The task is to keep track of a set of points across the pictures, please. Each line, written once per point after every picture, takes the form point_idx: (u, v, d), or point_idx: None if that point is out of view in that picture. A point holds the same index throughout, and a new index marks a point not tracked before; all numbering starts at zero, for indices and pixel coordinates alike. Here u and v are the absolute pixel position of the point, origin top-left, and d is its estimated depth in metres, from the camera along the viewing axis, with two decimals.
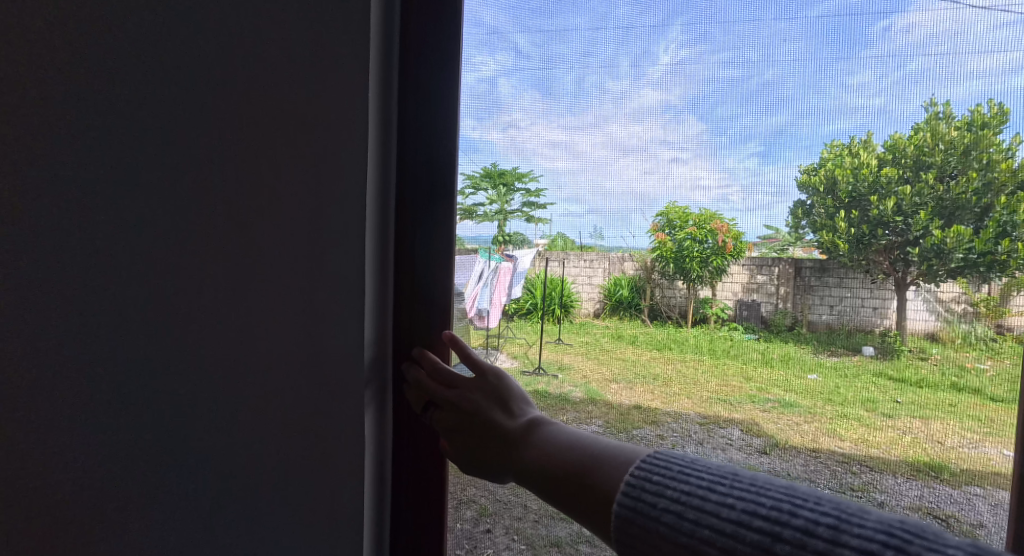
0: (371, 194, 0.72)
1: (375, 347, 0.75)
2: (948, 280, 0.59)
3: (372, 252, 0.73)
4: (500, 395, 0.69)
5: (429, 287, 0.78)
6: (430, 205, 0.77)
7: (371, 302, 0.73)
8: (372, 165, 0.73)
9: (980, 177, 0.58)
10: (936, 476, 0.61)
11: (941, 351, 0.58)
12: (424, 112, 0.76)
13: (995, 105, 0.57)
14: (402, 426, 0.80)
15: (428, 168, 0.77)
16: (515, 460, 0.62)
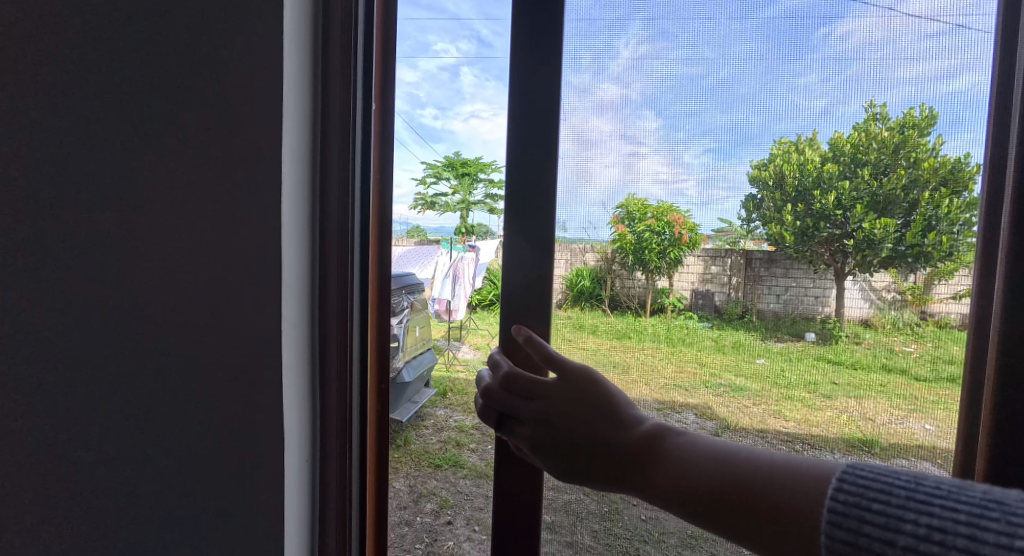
0: (292, 193, 0.73)
1: (294, 348, 0.76)
2: (879, 270, 0.64)
3: (292, 250, 0.74)
4: (600, 403, 0.62)
5: (363, 285, 0.80)
6: (365, 205, 0.80)
7: (292, 299, 0.74)
8: (290, 156, 0.72)
9: (908, 174, 0.63)
10: (868, 451, 0.66)
11: (873, 336, 0.64)
12: (358, 114, 0.78)
13: (924, 108, 0.62)
14: (331, 429, 0.80)
15: (363, 169, 0.79)
16: (645, 479, 0.57)
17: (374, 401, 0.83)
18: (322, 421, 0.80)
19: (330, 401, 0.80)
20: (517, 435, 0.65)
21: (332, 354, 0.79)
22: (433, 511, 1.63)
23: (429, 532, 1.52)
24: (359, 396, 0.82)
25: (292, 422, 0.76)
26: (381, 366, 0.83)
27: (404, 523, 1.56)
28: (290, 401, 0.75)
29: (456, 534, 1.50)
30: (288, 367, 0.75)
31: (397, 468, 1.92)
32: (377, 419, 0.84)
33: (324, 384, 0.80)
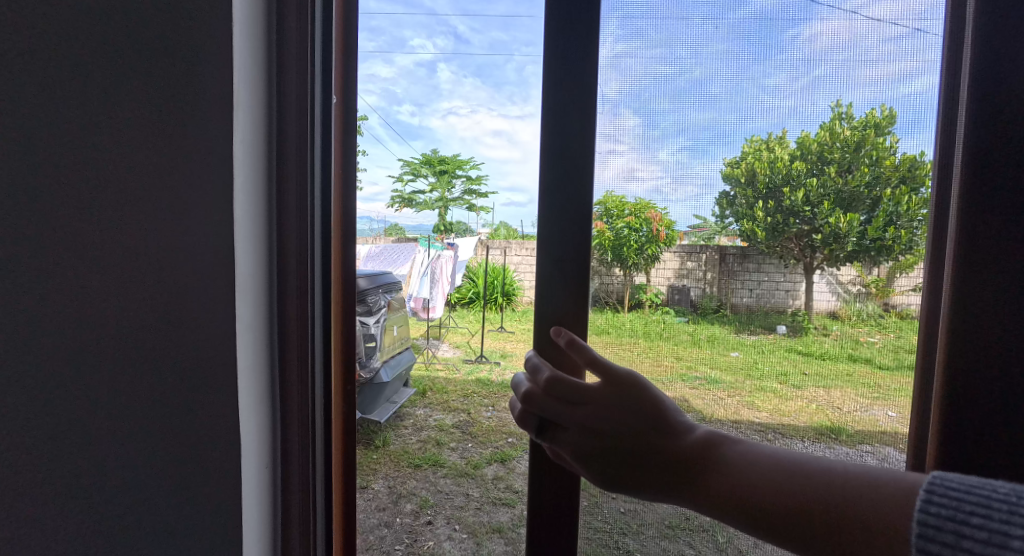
0: (249, 201, 0.77)
1: (252, 349, 0.79)
2: (846, 264, 0.66)
3: (248, 257, 0.77)
4: (648, 408, 0.61)
5: (324, 289, 0.85)
6: (325, 213, 0.84)
7: (249, 303, 0.78)
8: (245, 170, 0.76)
9: (870, 171, 0.65)
10: (836, 438, 0.68)
11: (840, 327, 0.66)
12: (316, 125, 0.81)
13: (884, 109, 0.64)
14: (293, 428, 0.84)
15: (322, 179, 0.83)
16: (704, 488, 0.56)
17: (336, 396, 0.89)
18: (283, 420, 0.84)
19: (291, 401, 0.83)
20: (559, 442, 0.63)
21: (294, 356, 0.83)
22: (412, 512, 1.64)
23: (410, 532, 1.53)
24: (321, 395, 0.86)
25: (252, 420, 0.80)
26: (342, 364, 0.90)
27: (384, 525, 1.57)
28: (249, 403, 0.79)
29: (435, 533, 1.53)
30: (246, 370, 0.78)
31: (377, 469, 1.92)
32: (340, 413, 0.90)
33: (285, 384, 0.83)
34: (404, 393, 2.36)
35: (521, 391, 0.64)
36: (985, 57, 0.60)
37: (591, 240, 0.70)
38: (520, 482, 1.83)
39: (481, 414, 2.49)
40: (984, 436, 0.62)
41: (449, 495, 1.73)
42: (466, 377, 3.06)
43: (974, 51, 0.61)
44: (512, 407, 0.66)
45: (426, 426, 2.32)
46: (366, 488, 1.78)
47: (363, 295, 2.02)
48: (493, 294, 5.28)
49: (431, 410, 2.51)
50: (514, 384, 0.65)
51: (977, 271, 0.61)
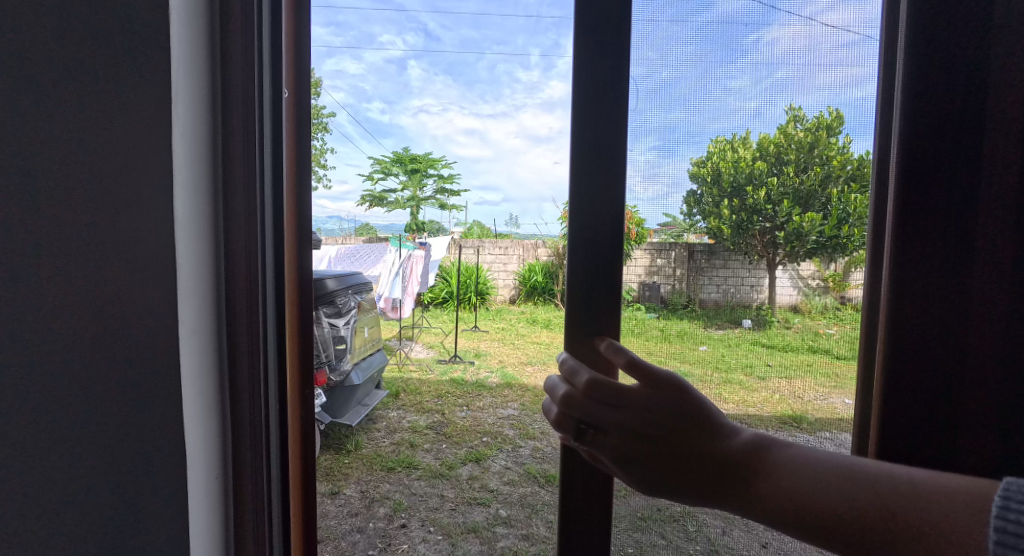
0: (189, 193, 0.70)
1: (196, 353, 0.71)
2: (806, 260, 0.69)
3: (190, 255, 0.70)
4: (692, 410, 0.60)
5: (277, 290, 0.78)
6: (278, 208, 0.77)
7: (191, 305, 0.71)
8: (182, 158, 0.69)
9: (823, 170, 0.68)
10: (797, 426, 0.71)
11: (801, 320, 0.69)
12: (265, 114, 0.75)
13: (832, 111, 0.68)
14: (245, 441, 0.76)
15: (274, 172, 0.77)
16: (753, 491, 0.56)
17: (293, 402, 0.83)
18: (233, 432, 0.75)
19: (242, 412, 0.75)
20: (599, 446, 0.60)
21: (244, 363, 0.75)
22: (386, 515, 1.62)
23: (383, 537, 1.52)
24: (277, 402, 0.79)
25: (196, 433, 0.72)
26: (299, 368, 0.84)
27: (356, 530, 1.55)
28: (194, 414, 0.72)
29: (409, 536, 1.52)
30: (188, 378, 0.71)
31: (349, 474, 1.89)
32: (297, 421, 0.84)
33: (234, 393, 0.75)
34: (377, 395, 2.33)
35: (560, 396, 0.61)
36: (916, 65, 0.63)
37: (607, 238, 0.68)
38: (494, 481, 1.83)
39: (455, 414, 2.48)
40: (926, 426, 0.65)
41: (422, 498, 1.72)
42: (439, 378, 3.05)
43: (906, 60, 0.64)
44: (548, 412, 0.63)
45: (400, 428, 2.30)
46: (338, 494, 1.75)
47: (333, 297, 1.98)
48: (466, 294, 5.27)
49: (404, 412, 2.50)
50: (550, 387, 0.63)
51: (915, 268, 0.64)
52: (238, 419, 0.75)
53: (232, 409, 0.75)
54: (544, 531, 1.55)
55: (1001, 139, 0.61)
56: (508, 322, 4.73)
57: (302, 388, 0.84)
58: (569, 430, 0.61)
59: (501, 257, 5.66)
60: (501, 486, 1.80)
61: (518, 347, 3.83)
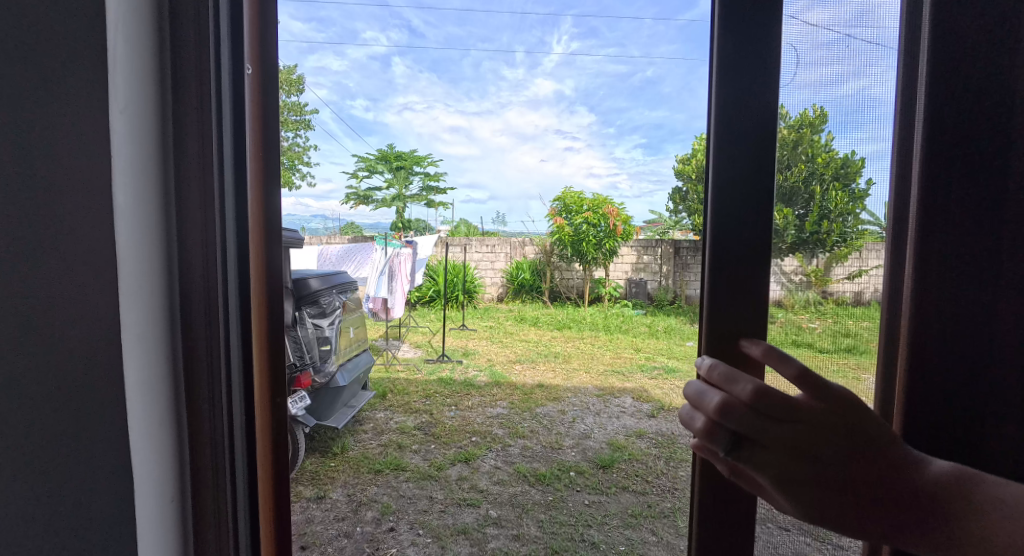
0: (131, 170, 0.54)
1: (145, 370, 0.55)
2: (789, 255, 0.59)
3: (132, 247, 0.54)
4: (874, 433, 0.50)
5: (244, 295, 0.59)
6: (242, 187, 0.58)
7: (135, 309, 0.54)
8: (125, 123, 0.53)
9: (807, 169, 0.59)
10: None
11: (785, 315, 0.59)
12: (224, 70, 0.57)
13: (816, 109, 0.58)
14: (206, 467, 0.59)
15: (235, 145, 0.58)
16: (951, 532, 0.46)
17: (262, 422, 0.62)
18: (191, 459, 0.59)
19: (200, 431, 0.58)
20: (756, 463, 0.50)
21: (201, 376, 0.58)
22: (374, 519, 1.62)
23: (371, 541, 1.51)
24: (242, 421, 0.60)
25: (143, 457, 0.56)
26: (272, 381, 0.64)
27: (343, 535, 1.54)
28: (146, 445, 0.56)
29: (398, 540, 1.51)
30: (139, 401, 0.55)
31: (336, 477, 1.88)
32: (270, 445, 0.64)
33: (191, 411, 0.58)
34: (363, 395, 2.31)
35: (713, 405, 0.51)
36: None
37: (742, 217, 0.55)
38: (484, 481, 1.84)
39: (444, 414, 2.48)
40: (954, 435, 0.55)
41: (411, 500, 1.72)
42: (427, 377, 3.04)
43: None
44: (693, 423, 0.52)
45: (387, 430, 2.29)
46: (324, 498, 1.74)
47: (316, 297, 1.97)
48: (454, 293, 5.26)
49: (391, 413, 2.49)
50: (695, 395, 0.53)
51: (936, 271, 0.54)
52: (198, 452, 0.58)
53: (193, 440, 0.58)
54: (534, 530, 1.55)
55: (964, 141, 0.53)
56: (496, 321, 4.73)
57: (274, 400, 0.64)
58: (717, 443, 0.51)
59: (488, 255, 5.66)
60: (491, 486, 1.80)
61: (506, 345, 3.83)
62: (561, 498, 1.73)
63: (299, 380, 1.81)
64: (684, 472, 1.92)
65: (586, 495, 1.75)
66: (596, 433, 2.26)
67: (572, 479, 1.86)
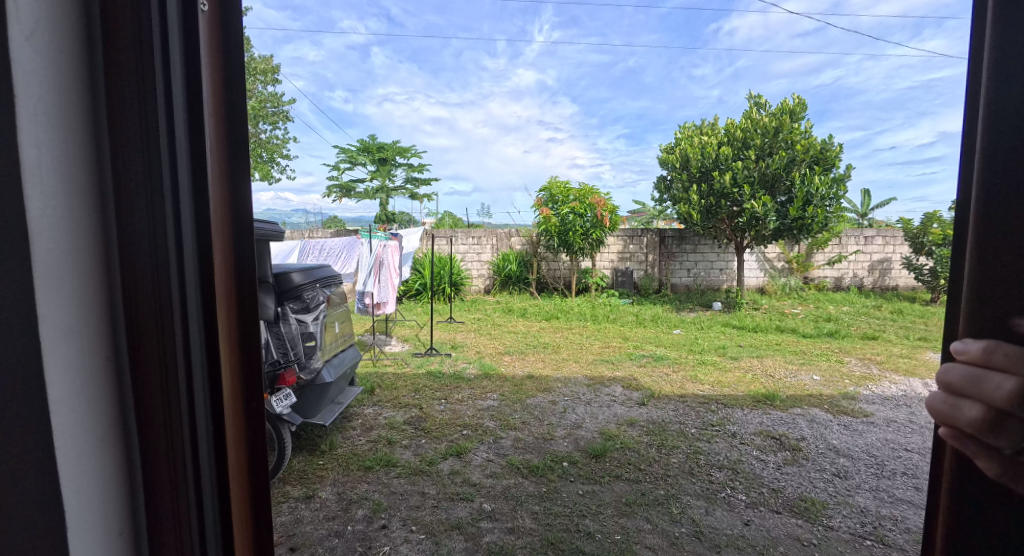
0: (47, 118, 0.41)
1: (77, 372, 0.44)
2: None
3: (49, 220, 0.42)
4: None
5: (204, 286, 0.50)
6: (197, 157, 0.48)
7: (58, 297, 0.43)
8: (36, 62, 0.41)
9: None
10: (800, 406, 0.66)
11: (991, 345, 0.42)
12: (171, 8, 0.46)
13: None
14: (161, 482, 0.49)
15: (188, 99, 0.48)
16: None
17: (234, 428, 0.55)
18: (144, 472, 0.48)
19: (155, 443, 0.48)
20: None
21: (154, 378, 0.48)
22: (365, 517, 1.62)
23: (363, 540, 1.51)
24: (209, 431, 0.51)
25: (78, 476, 0.45)
26: (245, 381, 0.57)
27: (334, 534, 1.54)
28: (83, 460, 0.45)
29: (390, 537, 1.51)
30: (70, 409, 0.44)
31: (324, 476, 1.87)
32: (242, 451, 0.56)
33: (142, 417, 0.48)
34: (352, 392, 2.31)
35: (1005, 392, 0.38)
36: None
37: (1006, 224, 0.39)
38: (476, 475, 1.85)
39: (434, 408, 2.48)
40: None
41: (402, 496, 1.72)
42: (416, 371, 3.05)
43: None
44: (960, 414, 0.40)
45: (377, 426, 2.29)
46: (313, 497, 1.73)
47: (299, 292, 1.95)
48: (441, 286, 5.26)
49: (381, 408, 2.48)
50: (965, 380, 0.40)
51: None
52: (155, 466, 0.48)
53: (148, 454, 0.48)
54: (528, 523, 1.57)
55: None
56: (484, 312, 4.76)
57: (250, 403, 0.58)
58: (1003, 444, 0.38)
59: (474, 247, 5.66)
60: (484, 479, 1.81)
61: (495, 337, 3.86)
62: (555, 489, 1.74)
63: (284, 378, 1.77)
64: (674, 459, 1.95)
65: (579, 485, 1.77)
66: (587, 423, 2.29)
67: (565, 469, 1.88)
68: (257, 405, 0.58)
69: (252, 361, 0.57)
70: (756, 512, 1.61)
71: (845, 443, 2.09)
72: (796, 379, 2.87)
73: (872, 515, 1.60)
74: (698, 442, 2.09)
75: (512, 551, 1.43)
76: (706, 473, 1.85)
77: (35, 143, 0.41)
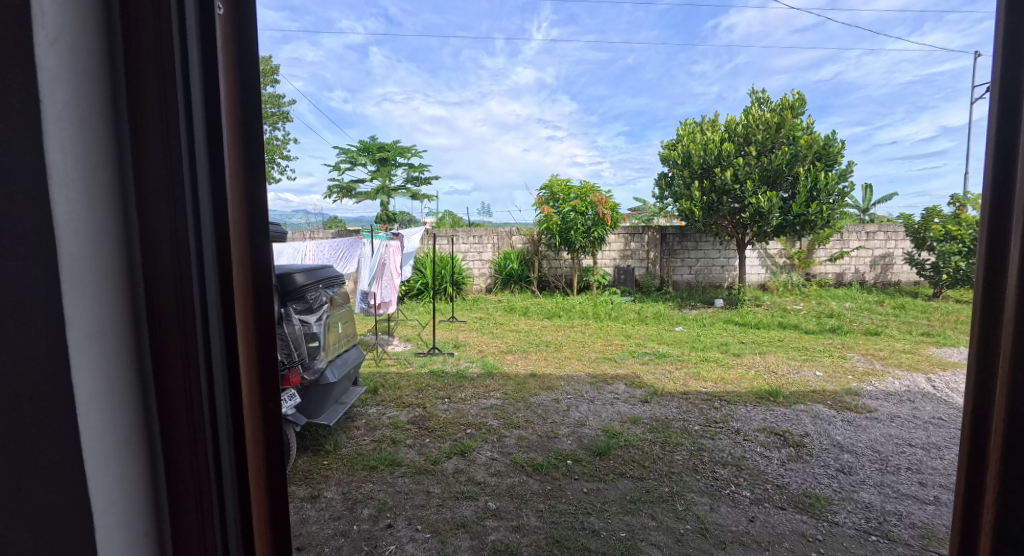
0: (70, 127, 0.43)
1: (102, 372, 0.46)
2: None
3: (75, 224, 0.43)
4: None
5: (225, 287, 0.49)
6: (216, 159, 0.48)
7: (83, 300, 0.44)
8: (60, 72, 0.42)
9: None
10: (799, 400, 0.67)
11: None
12: (189, 12, 0.46)
13: None
14: (185, 479, 0.50)
15: (207, 99, 0.48)
16: None
17: (252, 428, 0.54)
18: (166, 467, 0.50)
19: (176, 440, 0.49)
20: None
21: (176, 377, 0.48)
22: (371, 516, 1.63)
23: (369, 539, 1.51)
24: (230, 432, 0.51)
25: (103, 471, 0.46)
26: (262, 382, 0.56)
27: (340, 534, 1.54)
28: (108, 456, 0.46)
29: (396, 536, 1.52)
30: (96, 407, 0.46)
31: (330, 476, 1.88)
32: (261, 452, 0.56)
33: (165, 417, 0.49)
34: (355, 392, 2.32)
35: None
36: None
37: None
38: (481, 473, 1.85)
39: (437, 407, 2.49)
40: None
41: (407, 495, 1.73)
42: (418, 370, 3.05)
43: None
44: None
45: (380, 426, 2.29)
46: (319, 497, 1.74)
47: (303, 293, 1.95)
48: (442, 285, 5.26)
49: (384, 408, 2.49)
50: None
51: None
52: (176, 462, 0.50)
53: (170, 450, 0.50)
54: (533, 521, 1.57)
55: None
56: (485, 311, 4.76)
57: (268, 405, 0.57)
58: None
59: (475, 246, 5.66)
60: (488, 478, 1.82)
61: (497, 336, 3.86)
62: (559, 487, 1.75)
63: (286, 379, 1.79)
64: (678, 456, 1.95)
65: (584, 483, 1.77)
66: (590, 421, 2.29)
67: (568, 467, 1.88)
68: (274, 405, 0.57)
69: (270, 362, 0.56)
70: (761, 508, 1.62)
71: (848, 439, 2.09)
72: (798, 375, 2.88)
73: (876, 510, 1.60)
74: (701, 439, 2.09)
75: (518, 549, 1.44)
76: (710, 469, 1.86)
77: (61, 150, 0.43)
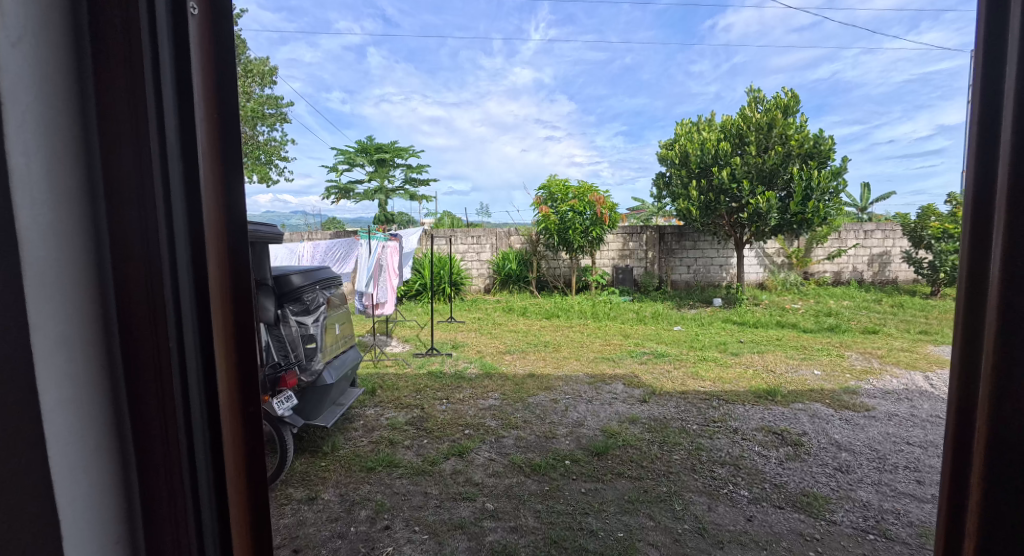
0: (34, 124, 0.40)
1: (70, 382, 0.43)
2: None
3: (40, 227, 0.41)
4: None
5: (200, 290, 0.48)
6: (191, 157, 0.47)
7: (50, 305, 0.42)
8: (23, 66, 0.40)
9: None
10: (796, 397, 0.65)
11: None
12: (160, 7, 0.45)
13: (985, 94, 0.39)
14: (161, 492, 0.48)
15: (179, 97, 0.46)
16: None
17: (233, 437, 0.52)
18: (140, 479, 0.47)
19: (151, 450, 0.47)
20: None
21: (150, 384, 0.46)
22: (369, 518, 1.62)
23: (366, 541, 1.51)
24: (208, 439, 0.50)
25: (73, 484, 0.44)
26: (243, 386, 0.54)
27: (337, 536, 1.54)
28: (78, 469, 0.44)
29: (394, 538, 1.52)
30: (65, 417, 0.43)
31: (327, 478, 1.87)
32: (243, 458, 0.54)
33: (139, 427, 0.47)
34: (353, 393, 2.31)
35: None
36: None
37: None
38: (479, 474, 1.85)
39: (436, 408, 2.48)
40: None
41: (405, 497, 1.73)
42: (417, 371, 3.05)
43: None
44: None
45: (378, 427, 2.29)
46: (316, 499, 1.73)
47: (299, 294, 1.94)
48: (441, 286, 5.26)
49: (382, 409, 2.48)
50: None
51: None
52: (151, 474, 0.47)
53: (145, 461, 0.47)
54: (531, 521, 1.57)
55: None
56: (484, 312, 4.76)
57: (249, 409, 0.55)
58: None
59: (473, 247, 5.66)
60: (486, 479, 1.81)
61: (495, 336, 3.86)
62: (557, 488, 1.75)
63: (283, 380, 1.78)
64: (676, 456, 1.95)
65: (582, 483, 1.77)
66: (589, 421, 2.29)
67: (567, 468, 1.88)
68: (255, 409, 0.55)
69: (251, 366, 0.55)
70: (759, 508, 1.62)
71: (846, 438, 2.09)
72: (797, 374, 2.88)
73: (874, 509, 1.60)
74: (699, 439, 2.09)
75: (516, 550, 1.43)
76: (709, 469, 1.86)
77: (24, 147, 0.40)
